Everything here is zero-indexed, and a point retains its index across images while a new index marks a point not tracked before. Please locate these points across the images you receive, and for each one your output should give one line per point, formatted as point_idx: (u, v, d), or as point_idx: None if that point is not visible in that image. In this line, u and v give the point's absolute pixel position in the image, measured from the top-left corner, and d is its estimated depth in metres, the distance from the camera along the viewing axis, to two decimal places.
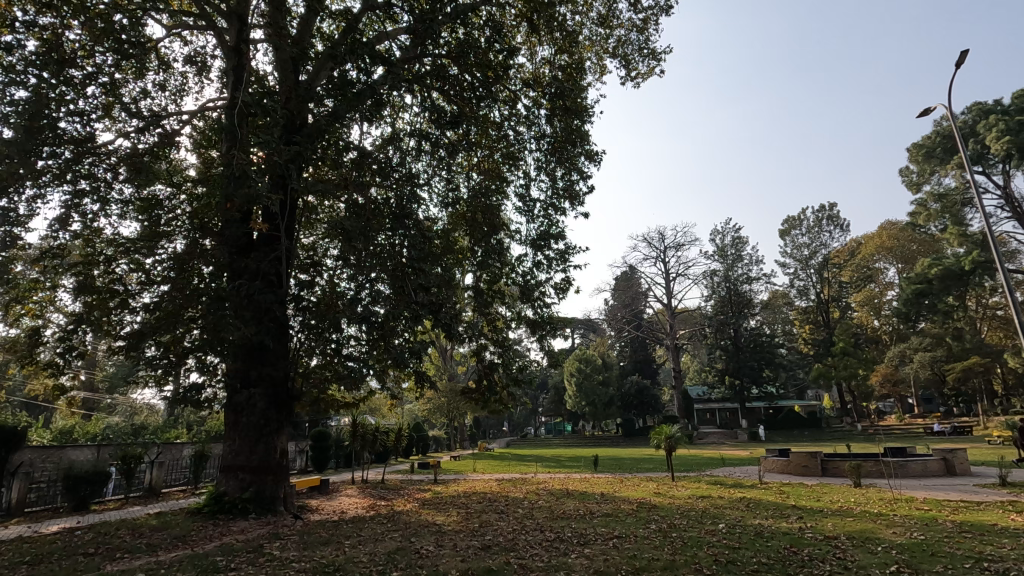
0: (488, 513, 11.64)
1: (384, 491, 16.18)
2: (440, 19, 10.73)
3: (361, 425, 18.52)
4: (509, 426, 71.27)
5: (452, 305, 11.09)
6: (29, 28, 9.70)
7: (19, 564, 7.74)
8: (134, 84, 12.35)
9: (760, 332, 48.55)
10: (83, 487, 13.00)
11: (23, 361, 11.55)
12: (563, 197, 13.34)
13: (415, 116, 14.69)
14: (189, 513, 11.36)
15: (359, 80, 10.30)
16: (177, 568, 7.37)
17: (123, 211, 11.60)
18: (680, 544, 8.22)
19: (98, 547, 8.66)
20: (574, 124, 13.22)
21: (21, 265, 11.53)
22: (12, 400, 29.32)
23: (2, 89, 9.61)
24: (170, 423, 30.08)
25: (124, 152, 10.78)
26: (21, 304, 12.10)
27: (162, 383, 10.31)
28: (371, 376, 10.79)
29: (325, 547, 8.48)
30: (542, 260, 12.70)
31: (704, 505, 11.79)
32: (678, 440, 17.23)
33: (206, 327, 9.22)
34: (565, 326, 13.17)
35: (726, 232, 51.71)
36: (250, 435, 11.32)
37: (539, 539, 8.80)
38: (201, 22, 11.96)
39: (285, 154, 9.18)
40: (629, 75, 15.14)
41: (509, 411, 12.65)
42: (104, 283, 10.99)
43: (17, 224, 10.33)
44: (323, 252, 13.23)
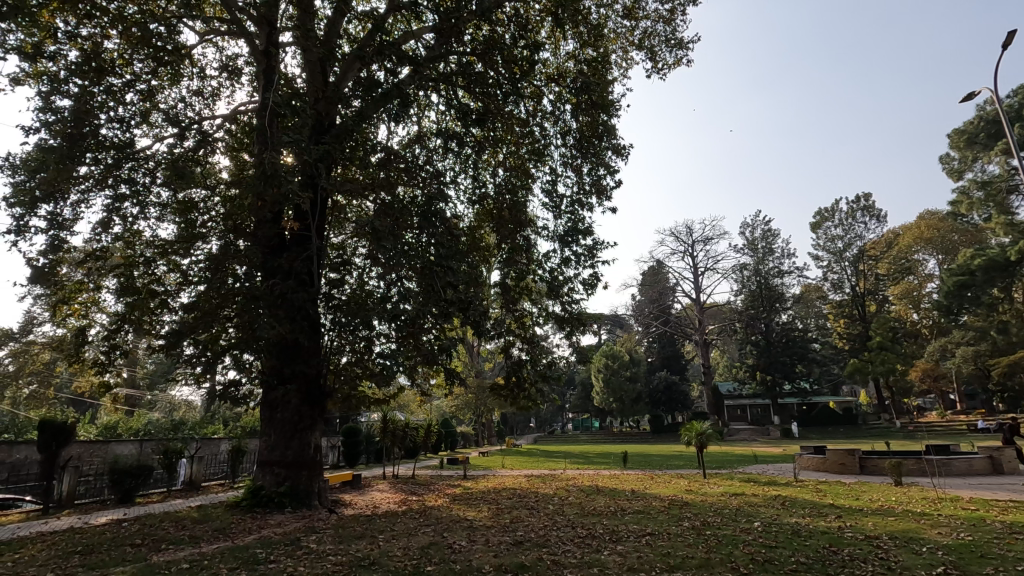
0: (518, 508, 11.65)
1: (415, 486, 16.38)
2: (465, 16, 10.82)
3: (391, 422, 18.79)
4: (537, 422, 71.31)
5: (480, 302, 11.15)
6: (71, 38, 10.13)
7: (72, 554, 8.08)
8: (171, 89, 12.78)
9: (792, 326, 47.44)
10: (128, 480, 13.48)
11: (70, 359, 12.06)
12: (590, 192, 13.24)
13: (440, 115, 14.79)
14: (228, 506, 11.70)
15: (385, 80, 10.46)
16: (218, 559, 7.59)
17: (162, 214, 12.00)
18: (715, 543, 8.09)
19: (145, 539, 8.99)
20: (601, 118, 13.11)
21: (68, 267, 12.05)
22: (59, 397, 30.48)
23: (48, 98, 10.09)
24: (207, 419, 30.97)
25: (162, 156, 11.17)
26: (68, 305, 12.66)
27: (200, 381, 10.65)
28: (402, 373, 10.84)
29: (359, 541, 8.62)
30: (571, 257, 12.63)
31: (738, 503, 11.54)
32: (709, 436, 16.95)
33: (243, 325, 9.47)
34: (594, 322, 13.10)
35: (755, 225, 50.80)
36: (285, 431, 11.58)
37: (571, 536, 8.77)
38: (232, 27, 12.25)
39: (314, 154, 9.38)
40: (656, 68, 14.90)
41: (538, 407, 12.63)
42: (144, 284, 11.40)
43: (63, 228, 10.83)
44: (352, 251, 13.39)
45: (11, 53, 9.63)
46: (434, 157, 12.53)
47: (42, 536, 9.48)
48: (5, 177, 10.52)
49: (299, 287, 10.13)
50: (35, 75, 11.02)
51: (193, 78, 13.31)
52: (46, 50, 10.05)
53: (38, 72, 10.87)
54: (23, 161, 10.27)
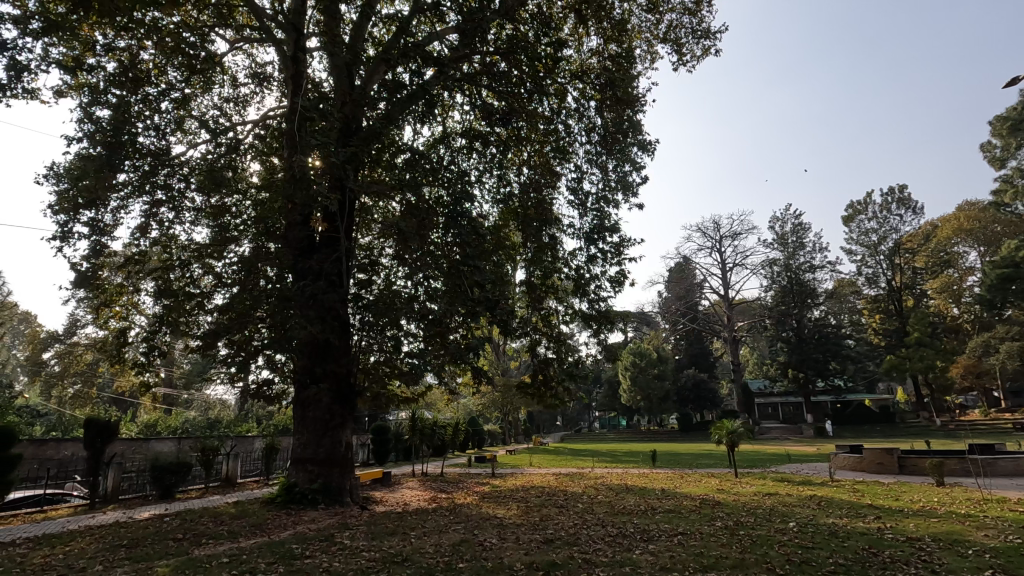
0: (547, 507, 11.67)
1: (444, 484, 16.56)
2: (489, 17, 10.89)
3: (420, 420, 18.97)
4: (564, 420, 71.32)
5: (506, 302, 11.21)
6: (109, 51, 10.52)
7: (118, 547, 8.42)
8: (204, 97, 13.19)
9: (825, 322, 46.26)
10: (168, 477, 13.92)
11: (112, 359, 12.54)
12: (616, 189, 13.13)
13: (464, 115, 14.82)
14: (264, 502, 11.99)
15: (411, 82, 10.63)
16: (257, 554, 7.79)
17: (195, 218, 12.35)
18: (749, 543, 7.98)
19: (186, 533, 9.28)
20: (626, 114, 13.02)
21: (110, 271, 12.55)
22: (101, 397, 31.65)
23: (88, 108, 10.52)
24: (241, 418, 31.80)
25: (196, 162, 11.53)
26: (110, 307, 13.17)
27: (235, 380, 10.96)
28: (429, 373, 10.92)
29: (392, 538, 8.74)
30: (596, 254, 12.56)
31: (772, 503, 11.31)
32: (741, 435, 16.61)
33: (274, 325, 9.68)
34: (622, 320, 12.98)
35: (786, 219, 49.55)
36: (317, 429, 11.76)
37: (602, 535, 8.73)
38: (262, 35, 12.58)
39: (341, 156, 9.54)
40: (682, 60, 14.68)
41: (565, 406, 12.64)
42: (181, 286, 11.76)
43: (104, 233, 11.27)
44: (380, 251, 13.54)
45: (53, 67, 10.06)
46: (458, 158, 12.62)
47: (90, 529, 9.87)
48: (50, 186, 10.98)
49: (329, 288, 10.33)
50: (76, 87, 11.49)
51: (224, 86, 13.72)
52: (87, 63, 10.48)
53: (79, 84, 11.33)
54: (66, 170, 10.71)
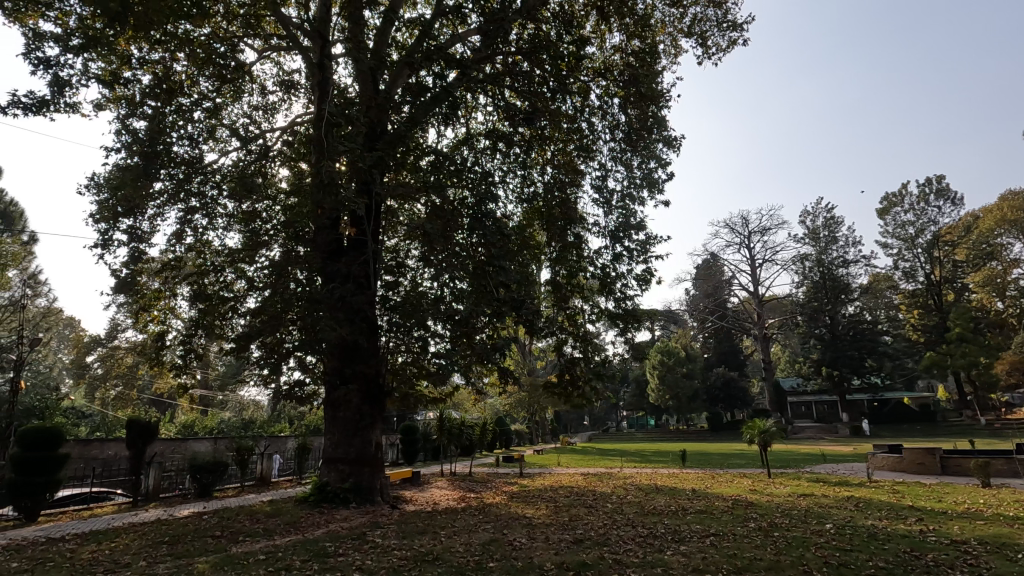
0: (576, 507, 11.61)
1: (472, 483, 16.64)
2: (511, 17, 10.90)
3: (447, 420, 19.10)
4: (591, 419, 71.02)
5: (531, 301, 11.21)
6: (144, 64, 10.90)
7: (160, 543, 8.70)
8: (234, 106, 13.54)
9: (861, 318, 44.96)
10: (205, 475, 14.33)
11: (152, 362, 12.96)
12: (641, 186, 12.99)
13: (488, 115, 14.86)
14: (297, 500, 12.23)
15: (434, 85, 10.72)
16: (291, 552, 7.96)
17: (228, 224, 12.68)
18: (784, 544, 7.82)
19: (223, 530, 9.54)
20: (650, 110, 12.87)
21: (148, 277, 12.97)
22: (141, 399, 32.71)
23: (125, 120, 10.91)
24: (274, 418, 32.48)
25: (228, 169, 11.84)
26: (148, 312, 13.61)
27: (268, 382, 11.22)
28: (456, 373, 11.00)
29: (422, 537, 8.82)
30: (622, 253, 12.45)
31: (808, 504, 11.08)
32: (773, 434, 16.26)
33: (304, 327, 9.88)
34: (649, 318, 12.83)
35: (817, 213, 48.33)
36: (347, 429, 11.95)
37: (632, 535, 8.66)
38: (289, 43, 12.84)
39: (367, 161, 9.68)
40: (707, 53, 14.45)
41: (592, 406, 12.58)
42: (215, 290, 12.10)
43: (142, 240, 11.67)
44: (406, 253, 13.67)
45: (93, 81, 10.46)
46: (482, 159, 12.66)
47: (133, 526, 10.23)
48: (91, 196, 11.42)
49: (357, 290, 10.48)
50: (114, 100, 11.92)
51: (254, 94, 14.05)
52: (124, 77, 10.87)
53: (117, 97, 11.76)
54: (106, 180, 11.12)
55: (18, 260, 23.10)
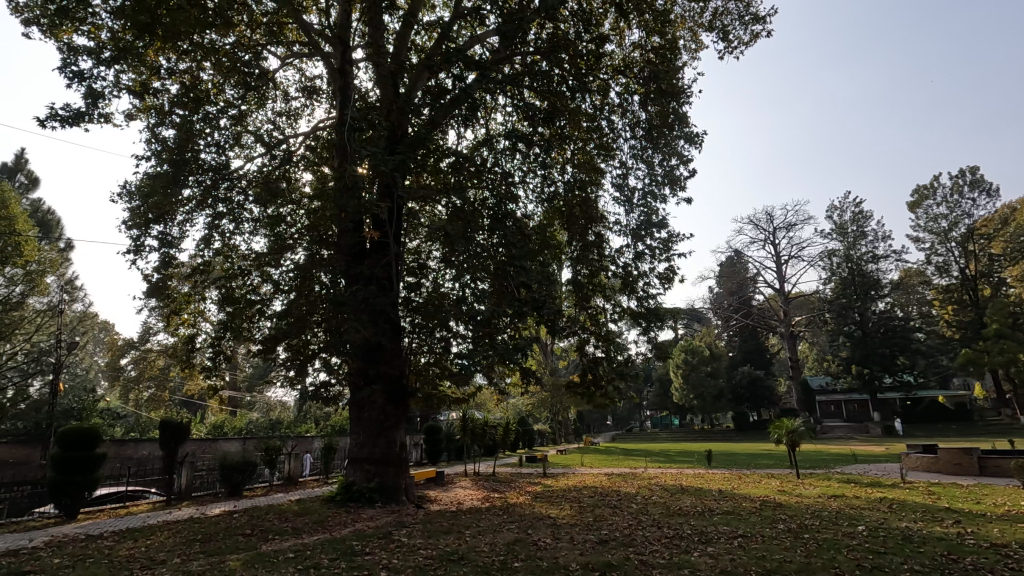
0: (601, 507, 11.55)
1: (495, 483, 16.69)
2: (529, 16, 10.90)
3: (471, 420, 19.19)
4: (614, 419, 70.70)
5: (553, 301, 11.19)
6: (173, 74, 11.21)
7: (193, 541, 8.92)
8: (259, 113, 13.82)
9: (892, 315, 43.78)
10: (235, 475, 14.65)
11: (183, 364, 13.29)
12: (663, 183, 12.86)
13: (507, 116, 14.87)
14: (325, 499, 12.42)
15: (454, 87, 10.80)
16: (320, 550, 8.08)
17: (254, 228, 12.94)
18: (815, 546, 7.66)
19: (254, 529, 9.74)
20: (671, 107, 12.72)
21: (178, 281, 13.30)
22: (173, 400, 33.57)
23: (155, 129, 11.23)
24: (300, 419, 33.03)
25: (254, 175, 12.08)
26: (179, 315, 13.97)
27: (295, 383, 11.42)
28: (479, 373, 11.05)
29: (447, 536, 8.89)
30: (645, 251, 12.36)
31: (839, 505, 10.84)
32: (802, 434, 15.95)
33: (329, 328, 10.03)
34: (673, 317, 12.70)
35: (844, 207, 47.26)
36: (372, 430, 12.10)
37: (658, 536, 8.59)
38: (311, 49, 13.05)
39: (389, 164, 9.78)
40: (729, 47, 14.23)
41: (616, 406, 12.54)
42: (243, 293, 12.36)
43: (172, 245, 11.98)
44: (428, 254, 13.77)
45: (124, 92, 10.80)
46: (502, 159, 12.68)
47: (167, 525, 10.49)
48: (124, 204, 11.78)
49: (380, 292, 10.58)
50: (144, 109, 12.28)
51: (277, 101, 14.32)
52: (153, 87, 11.20)
53: (146, 107, 12.11)
54: (138, 188, 11.45)
55: (55, 266, 23.93)
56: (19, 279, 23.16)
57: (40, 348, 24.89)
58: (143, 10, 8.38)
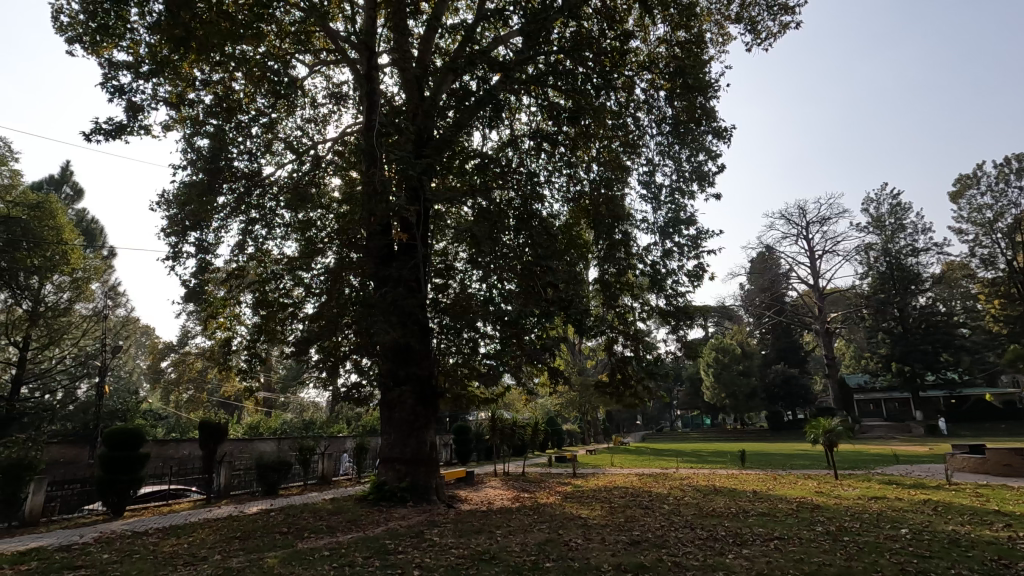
0: (632, 508, 11.45)
1: (525, 483, 16.69)
2: (552, 15, 10.88)
3: (499, 420, 19.24)
4: (644, 418, 69.95)
5: (581, 301, 11.14)
6: (207, 85, 11.58)
7: (233, 538, 9.18)
8: (289, 120, 14.14)
9: (934, 310, 42.18)
10: (271, 474, 15.00)
11: (220, 366, 13.67)
12: (691, 179, 12.68)
13: (532, 116, 14.86)
14: (358, 498, 12.61)
15: (479, 88, 10.89)
16: (354, 549, 8.22)
17: (285, 233, 13.24)
18: (856, 550, 7.44)
19: (290, 527, 9.96)
20: (698, 101, 12.51)
21: (214, 286, 13.69)
22: (211, 401, 34.60)
23: (190, 139, 11.57)
24: (333, 419, 33.66)
25: (284, 181, 12.37)
26: (216, 319, 14.38)
27: (327, 385, 11.64)
28: (508, 373, 11.08)
29: (479, 535, 8.95)
30: (673, 249, 12.20)
31: (880, 507, 10.51)
32: (839, 434, 15.50)
33: (359, 330, 10.21)
34: (702, 315, 12.51)
35: (881, 200, 45.80)
36: (403, 430, 12.25)
37: (691, 538, 8.46)
38: (337, 56, 13.29)
39: (416, 167, 9.90)
40: (757, 39, 13.96)
41: (645, 405, 12.42)
42: (276, 297, 12.65)
43: (208, 251, 12.34)
44: (455, 256, 13.88)
45: (162, 104, 11.20)
46: (527, 159, 12.68)
47: (208, 522, 10.80)
48: (162, 212, 12.19)
49: (408, 294, 10.70)
50: (180, 120, 12.69)
51: (305, 108, 14.61)
52: (188, 98, 11.57)
53: (182, 117, 12.51)
54: (175, 196, 11.84)
55: (100, 273, 24.97)
56: (67, 285, 23.79)
57: (86, 352, 25.94)
58: (177, 24, 8.66)
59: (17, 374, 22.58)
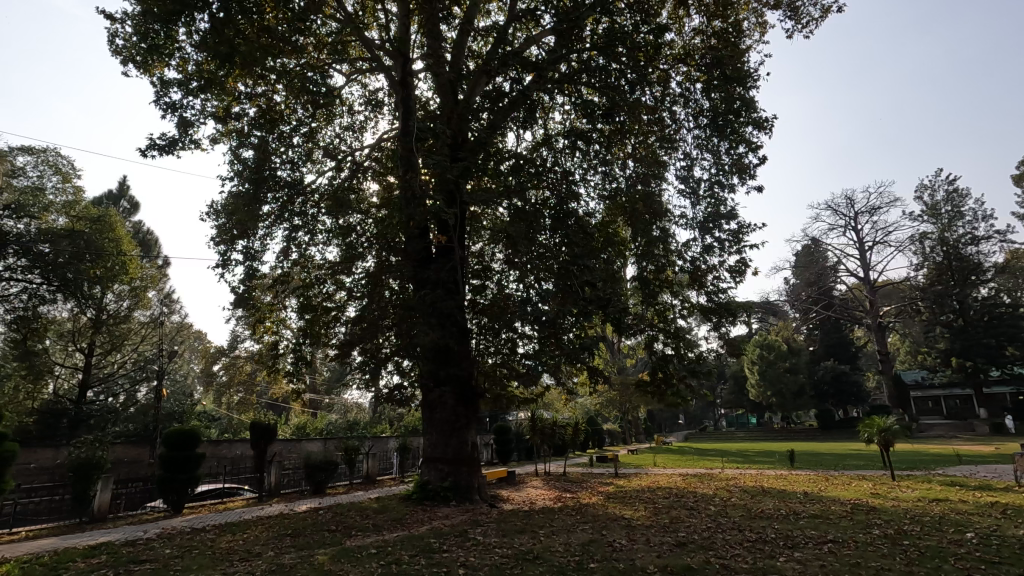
0: (677, 508, 11.24)
1: (567, 483, 16.61)
2: (584, 12, 10.80)
3: (539, 419, 19.23)
4: (686, 417, 68.69)
5: (619, 299, 11.01)
6: (251, 98, 12.04)
7: (285, 535, 9.52)
8: (328, 129, 14.50)
9: (997, 302, 39.77)
10: (319, 474, 15.43)
11: (268, 369, 14.16)
12: (730, 172, 12.36)
13: (565, 114, 14.78)
14: (402, 497, 12.84)
15: (513, 90, 11.03)
16: (400, 547, 8.38)
17: (327, 238, 13.59)
18: (917, 554, 7.10)
19: (337, 525, 10.22)
20: (737, 92, 12.17)
21: (261, 291, 14.19)
22: (260, 402, 35.88)
23: (236, 151, 12.02)
24: (376, 419, 34.38)
25: (325, 188, 12.70)
26: (264, 323, 14.88)
27: (369, 386, 11.88)
28: (547, 373, 11.06)
29: (522, 535, 8.98)
30: (713, 244, 11.92)
31: (942, 509, 9.98)
32: (896, 433, 14.80)
33: (400, 333, 10.40)
34: (745, 311, 12.17)
35: (936, 186, 43.56)
36: (444, 430, 12.39)
37: (740, 540, 8.26)
38: (372, 64, 13.57)
39: (453, 171, 10.02)
40: (799, 25, 13.47)
41: (688, 404, 12.19)
42: (319, 301, 13.02)
43: (255, 258, 12.80)
44: (491, 256, 13.95)
45: (209, 119, 11.70)
46: (562, 158, 12.62)
47: (261, 519, 11.21)
48: (211, 222, 12.72)
49: (446, 295, 10.82)
50: (227, 133, 13.21)
51: (343, 116, 14.98)
52: (234, 111, 12.04)
53: (228, 131, 13.03)
54: (223, 206, 12.33)
55: (155, 282, 26.40)
56: (126, 294, 25.35)
57: (144, 357, 27.31)
58: (222, 41, 9.02)
59: (84, 378, 24.40)
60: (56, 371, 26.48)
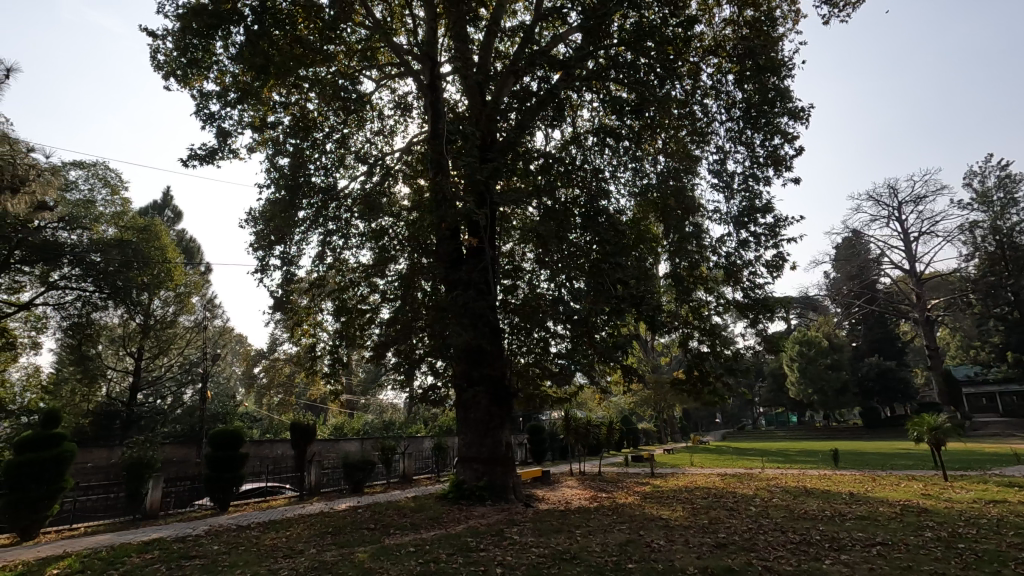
0: (716, 509, 11.03)
1: (603, 483, 16.45)
2: (611, 7, 10.73)
3: (573, 418, 19.14)
4: (724, 416, 67.32)
5: (653, 297, 10.86)
6: (285, 107, 12.41)
7: (326, 532, 9.76)
8: (359, 134, 14.76)
9: None
10: (357, 473, 15.75)
11: (306, 370, 14.51)
12: (765, 165, 12.07)
13: (594, 111, 14.68)
14: (438, 495, 12.98)
15: (541, 89, 11.31)
16: (438, 545, 8.47)
17: (360, 242, 13.84)
18: (973, 558, 6.79)
19: (376, 524, 10.39)
20: (772, 82, 11.87)
21: (299, 295, 14.58)
22: (299, 403, 36.86)
23: (272, 159, 12.37)
24: (411, 419, 34.89)
25: (356, 193, 12.58)
26: (301, 325, 15.26)
27: (404, 387, 12.06)
28: (580, 372, 10.98)
29: (558, 535, 8.95)
30: (749, 238, 11.65)
31: (999, 511, 9.50)
32: (948, 432, 14.14)
33: (433, 333, 10.50)
34: (784, 307, 11.84)
35: (986, 172, 41.47)
36: (479, 429, 12.46)
37: (782, 542, 8.06)
38: (401, 69, 13.76)
39: (483, 172, 10.12)
40: (835, 9, 13.00)
41: (726, 403, 11.92)
42: (355, 303, 13.28)
43: (291, 262, 13.14)
44: (522, 256, 13.96)
45: (246, 128, 12.09)
46: (591, 156, 12.53)
47: (303, 517, 11.50)
48: (251, 229, 13.12)
49: (478, 296, 10.87)
50: (263, 142, 13.61)
51: (374, 121, 15.23)
52: (269, 119, 12.39)
53: (264, 139, 13.43)
54: (261, 213, 12.71)
55: (198, 288, 27.45)
56: (171, 300, 26.55)
57: (190, 360, 28.40)
58: (256, 53, 9.33)
59: (135, 381, 25.56)
60: (109, 374, 27.81)
